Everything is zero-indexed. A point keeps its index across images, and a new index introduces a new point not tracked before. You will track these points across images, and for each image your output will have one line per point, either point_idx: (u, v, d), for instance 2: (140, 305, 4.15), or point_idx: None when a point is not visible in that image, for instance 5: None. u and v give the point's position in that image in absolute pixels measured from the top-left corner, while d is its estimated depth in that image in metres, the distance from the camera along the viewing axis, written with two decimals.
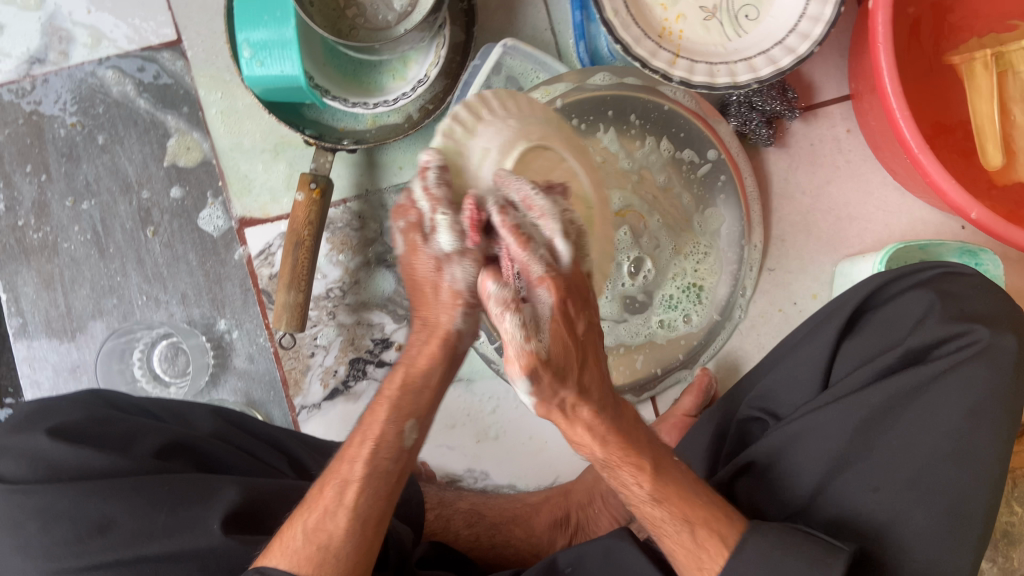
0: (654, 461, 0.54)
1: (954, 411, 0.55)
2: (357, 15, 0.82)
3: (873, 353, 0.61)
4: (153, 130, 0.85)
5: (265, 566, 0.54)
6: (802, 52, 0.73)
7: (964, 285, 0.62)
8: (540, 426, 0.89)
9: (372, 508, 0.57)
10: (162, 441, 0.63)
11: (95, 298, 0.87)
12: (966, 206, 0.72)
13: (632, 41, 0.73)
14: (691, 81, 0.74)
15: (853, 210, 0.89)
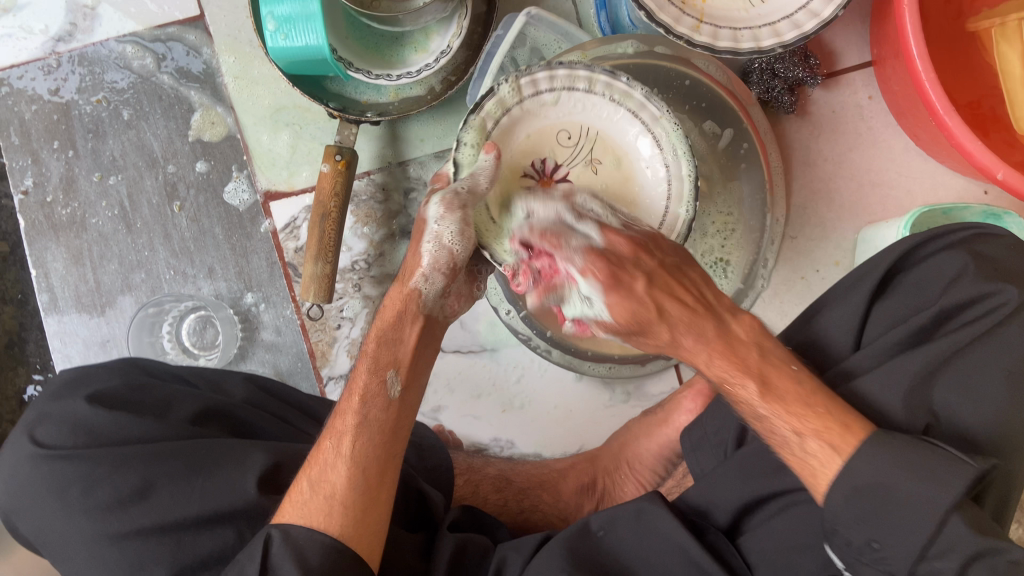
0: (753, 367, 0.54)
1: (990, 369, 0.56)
2: None
3: (905, 307, 0.62)
4: (178, 105, 0.86)
5: (283, 523, 0.55)
6: (826, 15, 0.73)
7: (999, 248, 0.61)
8: (566, 395, 0.89)
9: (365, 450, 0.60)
10: (197, 408, 0.64)
11: (123, 273, 0.87)
12: (992, 167, 0.71)
13: (656, 7, 0.74)
14: (715, 47, 0.74)
15: (875, 176, 0.89)
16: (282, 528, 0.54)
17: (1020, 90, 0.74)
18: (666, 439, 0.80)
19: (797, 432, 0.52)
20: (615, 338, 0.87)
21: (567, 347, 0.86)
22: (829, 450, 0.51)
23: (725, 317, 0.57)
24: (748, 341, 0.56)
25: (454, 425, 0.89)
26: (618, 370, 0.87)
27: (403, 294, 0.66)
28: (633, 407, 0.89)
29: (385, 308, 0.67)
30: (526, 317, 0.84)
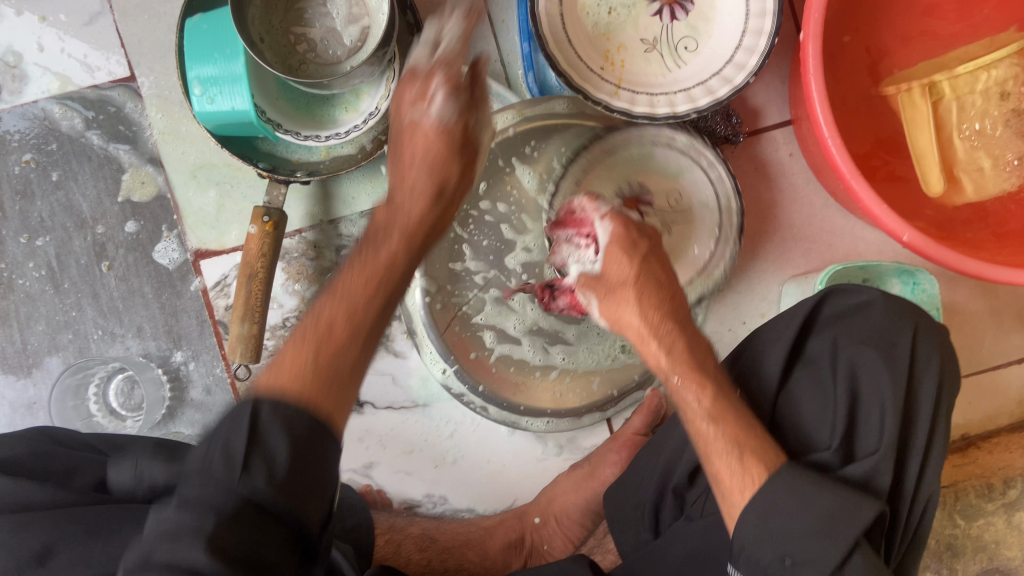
0: (715, 383, 0.63)
1: (923, 425, 0.60)
2: (307, 51, 0.83)
3: (815, 392, 0.64)
4: (107, 166, 0.86)
5: (259, 401, 0.50)
6: (738, 82, 0.75)
7: (879, 319, 0.64)
8: (498, 449, 0.89)
9: (334, 337, 0.55)
10: (103, 473, 0.64)
11: (51, 334, 0.87)
12: (898, 229, 0.73)
13: (575, 73, 0.75)
14: (633, 112, 0.76)
15: (797, 231, 0.91)
16: (268, 405, 0.49)
17: (930, 150, 0.76)
18: (597, 493, 0.82)
19: (737, 440, 0.59)
20: (550, 391, 0.86)
21: (501, 403, 0.85)
22: (731, 446, 0.59)
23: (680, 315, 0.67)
24: (702, 348, 0.66)
25: (387, 482, 0.90)
26: (557, 424, 0.87)
27: (439, 209, 0.66)
28: (565, 459, 0.90)
29: (399, 193, 0.65)
30: (455, 372, 0.83)
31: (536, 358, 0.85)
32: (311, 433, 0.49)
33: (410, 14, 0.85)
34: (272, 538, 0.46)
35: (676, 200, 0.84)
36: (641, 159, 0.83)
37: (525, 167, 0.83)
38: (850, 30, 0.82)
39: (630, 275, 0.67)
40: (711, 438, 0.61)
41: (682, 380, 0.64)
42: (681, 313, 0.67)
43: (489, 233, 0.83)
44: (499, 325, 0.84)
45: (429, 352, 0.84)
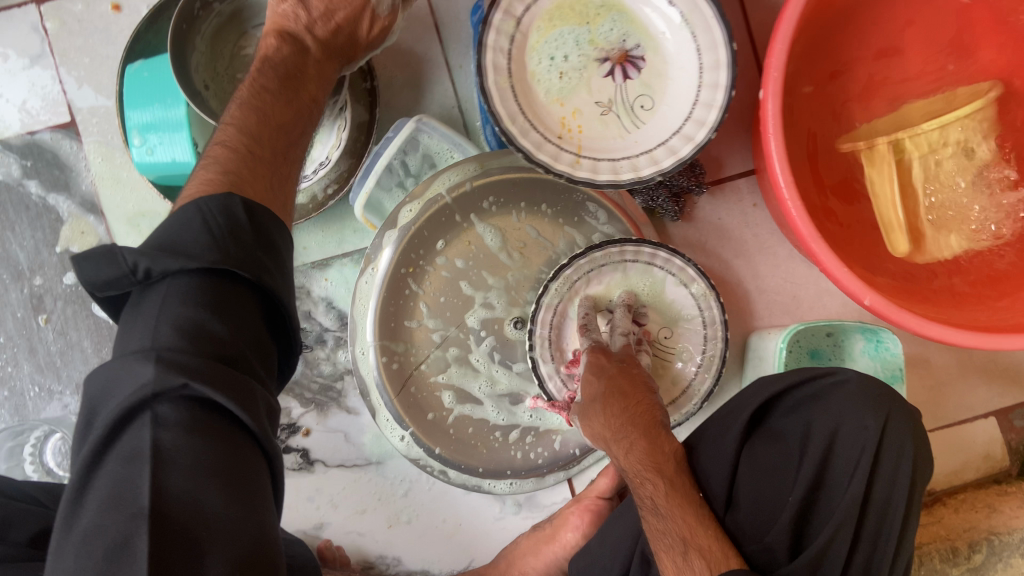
0: (649, 438, 0.71)
1: (876, 506, 0.66)
2: None
3: (774, 462, 0.69)
4: (45, 215, 0.83)
5: (176, 279, 0.48)
6: (700, 139, 0.73)
7: (854, 403, 0.69)
8: (455, 507, 0.87)
9: (228, 162, 0.58)
10: (39, 527, 0.61)
11: None
12: (860, 293, 0.71)
13: (534, 147, 0.74)
14: (596, 180, 0.74)
15: (761, 283, 0.89)
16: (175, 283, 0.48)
17: (893, 214, 0.75)
18: (555, 557, 0.80)
19: (683, 537, 0.64)
20: (510, 451, 0.83)
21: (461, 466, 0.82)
22: (660, 506, 0.67)
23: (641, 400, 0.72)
24: (666, 453, 0.71)
25: (340, 541, 0.86)
26: (520, 485, 0.84)
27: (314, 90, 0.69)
28: (524, 518, 0.87)
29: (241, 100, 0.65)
30: (410, 434, 0.81)
31: (499, 418, 0.83)
32: (256, 239, 0.53)
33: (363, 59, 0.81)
34: (235, 440, 0.45)
35: (667, 335, 0.84)
36: (650, 290, 0.83)
37: (485, 223, 0.81)
38: (812, 81, 0.81)
39: (597, 392, 0.73)
40: (667, 513, 0.66)
41: (647, 489, 0.68)
42: (646, 419, 0.72)
43: (448, 291, 0.81)
44: (455, 382, 0.82)
45: (388, 422, 0.81)
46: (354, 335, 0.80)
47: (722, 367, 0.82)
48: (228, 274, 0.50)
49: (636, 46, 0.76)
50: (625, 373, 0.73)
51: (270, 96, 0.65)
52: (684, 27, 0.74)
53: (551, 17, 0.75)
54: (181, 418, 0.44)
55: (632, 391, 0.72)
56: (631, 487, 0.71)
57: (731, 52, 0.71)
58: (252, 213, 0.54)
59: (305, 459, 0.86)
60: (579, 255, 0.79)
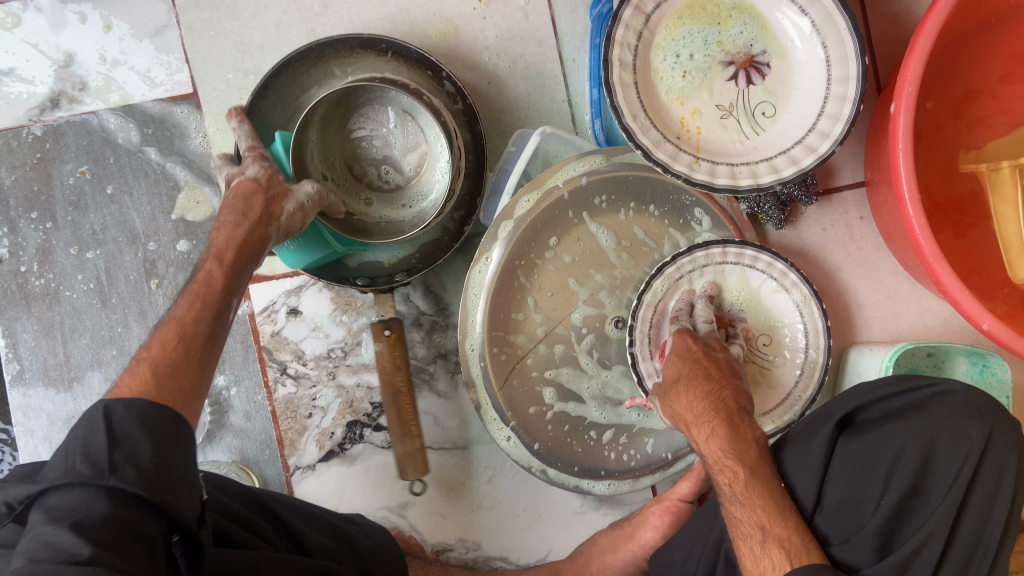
0: (732, 427, 0.68)
1: (972, 518, 0.62)
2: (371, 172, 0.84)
3: (866, 461, 0.66)
4: (163, 182, 0.85)
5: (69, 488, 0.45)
6: (822, 151, 0.73)
7: (956, 413, 0.65)
8: (537, 497, 0.88)
9: (150, 386, 0.52)
10: None
11: (94, 348, 0.86)
12: (978, 316, 0.70)
13: (652, 145, 0.74)
14: (714, 183, 0.73)
15: (860, 297, 0.89)
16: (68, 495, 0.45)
17: (1015, 238, 0.74)
18: (636, 557, 0.80)
19: (762, 526, 0.62)
20: (604, 450, 0.85)
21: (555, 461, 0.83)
22: (745, 502, 0.64)
23: (724, 385, 0.71)
24: (751, 439, 0.68)
25: (420, 521, 0.88)
26: (617, 487, 0.85)
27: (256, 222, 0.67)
28: (604, 514, 0.88)
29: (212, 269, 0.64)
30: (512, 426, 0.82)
31: (599, 415, 0.84)
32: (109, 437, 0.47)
33: (448, 83, 0.82)
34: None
35: (766, 342, 0.83)
36: (745, 295, 0.83)
37: (598, 222, 0.82)
38: (936, 95, 0.79)
39: (680, 374, 0.73)
40: (746, 500, 0.64)
41: (727, 477, 0.66)
42: (728, 405, 0.70)
43: (554, 284, 0.82)
44: (561, 380, 0.83)
45: (496, 423, 0.83)
46: (462, 326, 0.81)
47: (824, 374, 0.81)
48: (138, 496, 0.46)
49: (763, 52, 0.76)
50: (716, 360, 0.73)
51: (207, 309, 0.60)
52: (815, 37, 0.73)
53: (679, 17, 0.75)
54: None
55: (720, 379, 0.71)
56: (710, 471, 0.69)
57: (863, 66, 0.70)
58: (127, 412, 0.49)
59: None
60: (682, 255, 0.80)
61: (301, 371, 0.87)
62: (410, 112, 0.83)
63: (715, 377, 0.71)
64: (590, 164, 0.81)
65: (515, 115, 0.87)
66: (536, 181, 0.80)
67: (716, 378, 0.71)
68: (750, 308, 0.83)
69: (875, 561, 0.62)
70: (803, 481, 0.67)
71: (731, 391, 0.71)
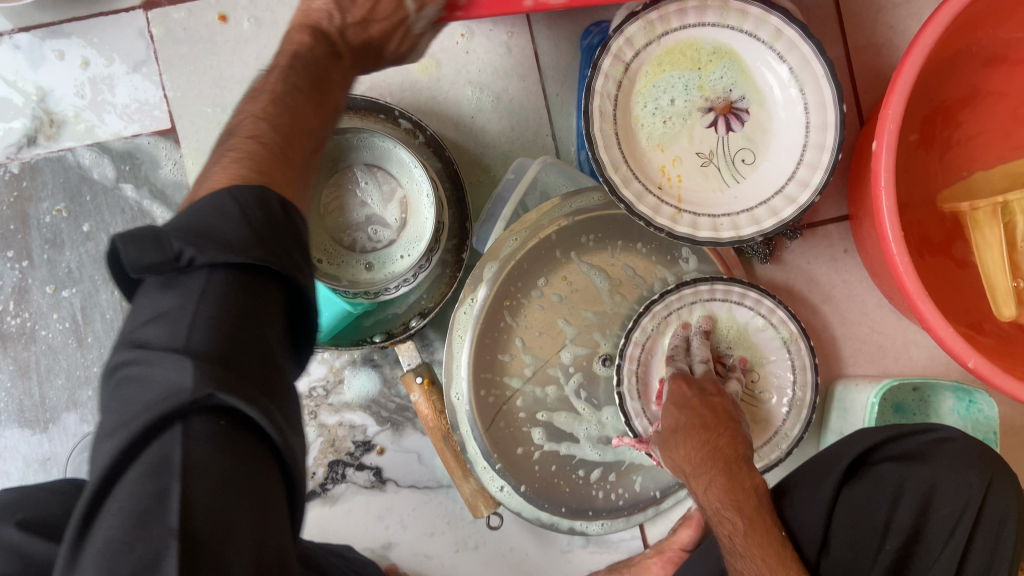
0: (731, 475, 0.64)
1: (976, 573, 0.61)
2: (354, 235, 0.81)
3: (867, 509, 0.64)
4: (141, 220, 0.85)
5: (187, 341, 0.39)
6: (802, 201, 0.73)
7: (959, 462, 0.63)
8: (523, 537, 0.86)
9: (261, 160, 0.49)
10: None
11: (70, 388, 0.85)
12: (963, 354, 0.69)
13: (635, 198, 0.73)
14: (696, 236, 0.74)
15: (846, 330, 0.88)
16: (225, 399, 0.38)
17: (1002, 278, 0.73)
18: None
19: None
20: (592, 489, 0.84)
21: (545, 504, 0.82)
22: (749, 559, 0.61)
23: (722, 429, 0.66)
24: (750, 489, 0.64)
25: (405, 563, 0.86)
26: (612, 525, 0.84)
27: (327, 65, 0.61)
28: (592, 553, 0.87)
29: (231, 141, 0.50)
30: (499, 468, 0.81)
31: (593, 454, 0.84)
32: (291, 233, 0.46)
33: (403, 121, 0.82)
34: (260, 455, 0.39)
35: (755, 377, 0.83)
36: (734, 332, 0.82)
37: (585, 259, 0.82)
38: (919, 130, 0.80)
39: (676, 424, 0.67)
40: (747, 556, 0.62)
41: (727, 529, 0.63)
42: (727, 453, 0.65)
43: (540, 321, 0.81)
44: (555, 422, 0.83)
45: (486, 470, 0.81)
46: (448, 368, 0.80)
47: (812, 412, 0.81)
48: (265, 270, 0.43)
49: (742, 99, 0.76)
50: (714, 400, 0.68)
51: (296, 94, 0.55)
52: (794, 83, 0.73)
53: (660, 63, 0.75)
54: (210, 444, 0.38)
55: (720, 423, 0.66)
56: (709, 519, 0.66)
57: (840, 113, 0.70)
58: (290, 209, 0.47)
59: (378, 477, 0.86)
60: (670, 294, 0.79)
61: None
62: (376, 163, 0.81)
63: (715, 420, 0.67)
64: (584, 202, 0.80)
65: (498, 149, 0.87)
66: (523, 219, 0.79)
67: (716, 422, 0.66)
68: (742, 344, 0.82)
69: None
70: (806, 529, 0.64)
71: (730, 436, 0.66)
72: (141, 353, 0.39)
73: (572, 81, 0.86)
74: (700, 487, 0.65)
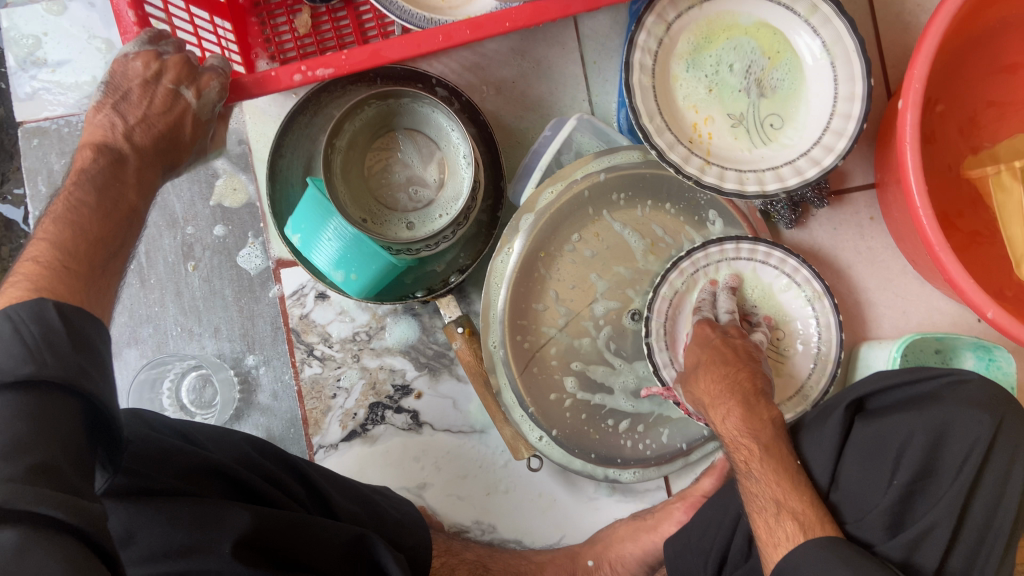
0: (749, 405, 0.71)
1: (983, 502, 0.64)
2: (397, 195, 0.86)
3: (878, 444, 0.68)
4: (203, 170, 0.91)
5: None
6: (826, 164, 0.76)
7: (970, 401, 0.66)
8: (552, 483, 0.90)
9: (39, 279, 0.54)
10: (191, 463, 0.63)
11: (133, 326, 0.92)
12: (982, 305, 0.72)
13: (666, 145, 0.78)
14: (722, 187, 0.77)
15: (871, 295, 0.91)
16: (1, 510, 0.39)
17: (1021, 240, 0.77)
18: (652, 546, 0.83)
19: (777, 499, 0.65)
20: (621, 439, 0.87)
21: (580, 450, 0.86)
22: (760, 480, 0.67)
23: (743, 365, 0.74)
24: (769, 420, 0.71)
25: (438, 504, 0.90)
26: (644, 473, 0.87)
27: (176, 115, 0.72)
28: (617, 501, 0.90)
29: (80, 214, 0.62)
30: (530, 414, 0.85)
31: (628, 405, 0.87)
32: (72, 345, 0.49)
33: (440, 89, 0.85)
34: (66, 545, 0.40)
35: (780, 335, 0.86)
36: (760, 291, 0.86)
37: (616, 217, 0.86)
38: (945, 99, 0.83)
39: (698, 360, 0.76)
40: (761, 477, 0.67)
41: (743, 454, 0.70)
42: (746, 385, 0.72)
43: (572, 275, 0.85)
44: (588, 373, 0.86)
45: (524, 419, 0.85)
46: (486, 315, 0.84)
47: (837, 367, 0.83)
48: (48, 384, 0.46)
49: (775, 69, 0.80)
50: (739, 342, 0.76)
51: (84, 209, 0.62)
52: (825, 56, 0.77)
53: (699, 33, 0.80)
54: (9, 553, 0.38)
55: (742, 360, 0.74)
56: (728, 450, 0.73)
57: (868, 86, 0.74)
58: (71, 321, 0.51)
59: (414, 420, 0.90)
60: (700, 248, 0.83)
61: (327, 353, 0.90)
62: (418, 128, 0.85)
63: (736, 358, 0.74)
64: (622, 160, 0.84)
65: (537, 114, 0.91)
66: (559, 174, 0.84)
67: (737, 360, 0.74)
68: (766, 303, 0.86)
69: (887, 538, 0.64)
70: (819, 462, 0.70)
71: (753, 372, 0.74)
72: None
73: (609, 50, 0.90)
74: (719, 418, 0.72)
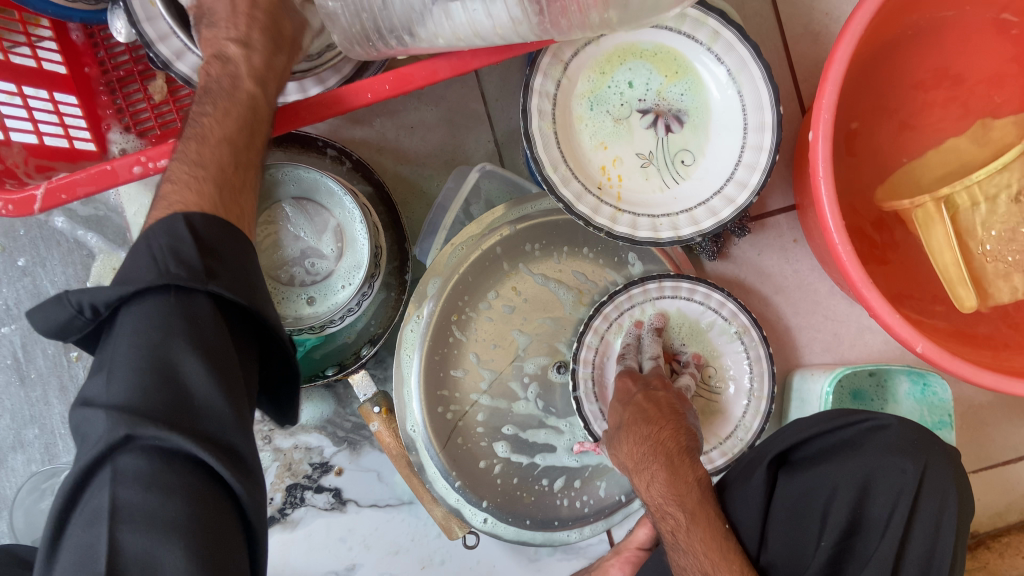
0: (674, 467, 0.65)
1: (915, 559, 0.60)
2: (295, 270, 0.80)
3: (804, 501, 0.64)
4: (77, 251, 0.84)
5: (140, 414, 0.44)
6: (740, 201, 0.73)
7: (890, 450, 0.63)
8: (489, 548, 0.85)
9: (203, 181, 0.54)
10: None
11: (16, 428, 0.85)
12: (911, 339, 0.69)
13: (573, 196, 0.73)
14: (635, 236, 0.73)
15: (801, 319, 0.88)
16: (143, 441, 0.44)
17: (955, 271, 0.71)
18: None
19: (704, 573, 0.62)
20: (556, 499, 0.83)
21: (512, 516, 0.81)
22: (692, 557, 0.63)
23: (669, 418, 0.68)
24: (692, 482, 0.65)
25: None
26: (591, 530, 0.82)
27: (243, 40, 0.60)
28: (559, 560, 0.86)
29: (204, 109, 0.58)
30: (459, 487, 0.79)
31: (571, 462, 0.83)
32: (202, 254, 0.49)
33: (328, 148, 0.81)
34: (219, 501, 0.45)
35: (713, 373, 0.82)
36: (687, 329, 0.82)
37: (533, 268, 0.81)
38: (859, 118, 0.80)
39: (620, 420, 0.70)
40: (688, 549, 0.64)
41: (670, 523, 0.65)
42: (670, 446, 0.66)
43: (490, 332, 0.80)
44: (519, 435, 0.82)
45: (450, 491, 0.79)
46: (400, 393, 0.78)
47: (771, 404, 0.80)
48: (194, 294, 0.48)
49: (683, 102, 0.75)
50: (659, 393, 0.70)
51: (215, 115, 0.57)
52: (732, 86, 0.73)
53: (600, 69, 0.75)
54: (150, 478, 0.43)
55: (667, 417, 0.68)
56: (654, 514, 0.68)
57: (777, 115, 0.70)
58: (200, 230, 0.50)
59: (337, 498, 0.84)
60: (616, 295, 0.78)
61: None
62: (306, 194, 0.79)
63: (664, 414, 0.68)
64: (530, 208, 0.79)
65: (440, 159, 0.86)
66: (466, 229, 0.79)
67: (662, 418, 0.67)
68: (701, 342, 0.82)
69: None
70: (746, 524, 0.66)
71: (676, 428, 0.67)
72: (84, 408, 0.45)
73: (512, 86, 0.84)
74: (644, 481, 0.67)
